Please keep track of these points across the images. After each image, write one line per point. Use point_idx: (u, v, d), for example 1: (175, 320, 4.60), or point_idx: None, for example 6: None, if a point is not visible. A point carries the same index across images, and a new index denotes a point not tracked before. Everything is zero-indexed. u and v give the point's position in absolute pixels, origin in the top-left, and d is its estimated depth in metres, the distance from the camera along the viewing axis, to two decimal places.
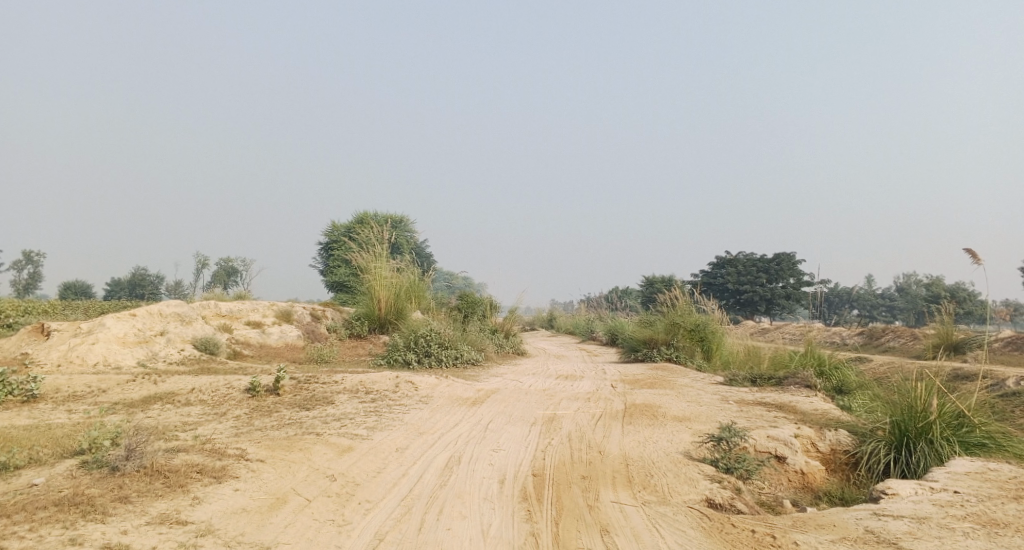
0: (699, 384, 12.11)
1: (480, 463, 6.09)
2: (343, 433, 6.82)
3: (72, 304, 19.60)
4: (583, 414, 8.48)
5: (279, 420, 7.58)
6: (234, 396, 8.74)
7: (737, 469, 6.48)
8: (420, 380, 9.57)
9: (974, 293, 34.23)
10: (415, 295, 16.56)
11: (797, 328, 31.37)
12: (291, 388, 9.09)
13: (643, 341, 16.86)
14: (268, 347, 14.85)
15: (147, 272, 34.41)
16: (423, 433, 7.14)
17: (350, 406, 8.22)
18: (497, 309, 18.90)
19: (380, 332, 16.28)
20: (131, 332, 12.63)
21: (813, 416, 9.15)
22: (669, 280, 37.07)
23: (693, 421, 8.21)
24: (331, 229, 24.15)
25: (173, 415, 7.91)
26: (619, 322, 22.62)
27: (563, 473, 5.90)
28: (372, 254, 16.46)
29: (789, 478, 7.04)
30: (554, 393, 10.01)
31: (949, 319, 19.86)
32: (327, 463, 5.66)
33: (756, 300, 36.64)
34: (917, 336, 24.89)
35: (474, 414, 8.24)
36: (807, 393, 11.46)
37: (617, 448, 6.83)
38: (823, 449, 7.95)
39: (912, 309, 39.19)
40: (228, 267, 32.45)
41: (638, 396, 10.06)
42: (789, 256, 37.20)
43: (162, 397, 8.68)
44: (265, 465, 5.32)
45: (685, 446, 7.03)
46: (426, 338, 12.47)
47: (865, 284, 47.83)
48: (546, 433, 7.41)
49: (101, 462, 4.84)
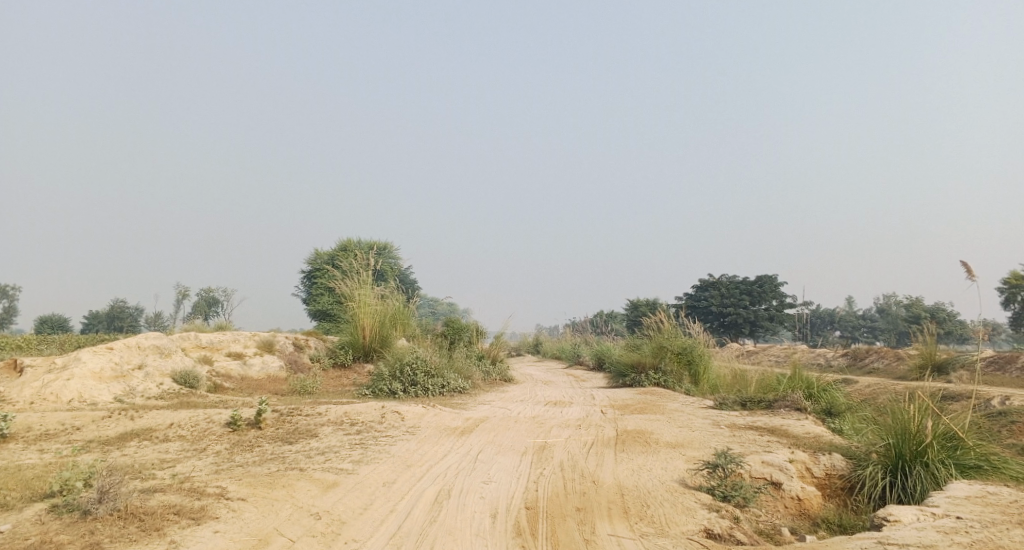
0: (689, 408, 11.98)
1: (471, 497, 5.89)
2: (328, 468, 6.59)
3: (47, 338, 19.13)
4: (574, 442, 8.30)
5: (261, 455, 7.33)
6: (214, 431, 8.47)
7: (733, 497, 6.33)
8: (406, 410, 9.36)
9: (954, 313, 34.55)
10: (399, 322, 16.36)
11: (782, 350, 31.42)
12: (273, 421, 8.83)
13: (630, 366, 16.72)
14: (250, 379, 14.53)
15: (125, 304, 33.82)
16: (411, 466, 6.93)
17: (335, 439, 7.99)
18: (483, 336, 18.71)
19: (364, 360, 16.03)
20: (108, 366, 12.28)
21: (805, 440, 9.04)
22: (653, 304, 37.07)
23: (687, 447, 8.07)
24: (314, 257, 23.90)
25: (150, 452, 7.63)
26: (606, 347, 22.50)
27: (558, 506, 5.71)
28: (356, 281, 16.27)
29: (785, 504, 6.90)
30: (544, 420, 9.83)
31: (931, 339, 19.96)
32: (312, 500, 5.44)
33: (740, 322, 36.72)
34: (901, 356, 25.00)
35: (463, 444, 8.03)
36: (797, 416, 11.36)
37: (611, 477, 6.66)
38: (818, 474, 7.83)
39: (893, 329, 39.49)
40: (209, 297, 31.98)
41: (629, 422, 9.90)
42: (771, 278, 37.43)
43: (139, 434, 8.38)
44: (247, 504, 5.09)
45: (679, 474, 6.88)
46: (412, 367, 12.25)
47: (846, 305, 48.21)
48: (538, 463, 7.22)
49: (72, 506, 4.59)
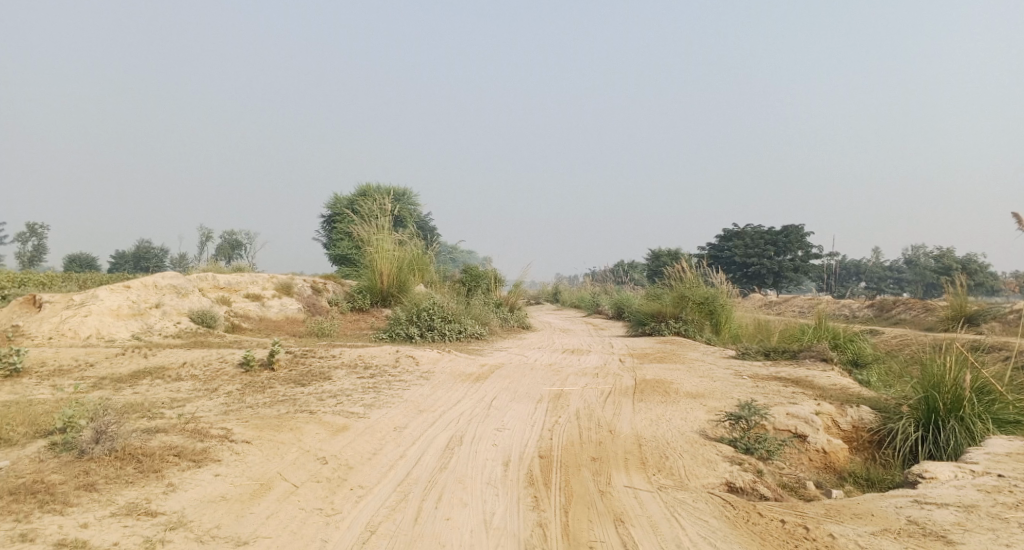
0: (710, 358, 11.71)
1: (483, 444, 5.70)
2: (338, 411, 6.43)
3: (71, 276, 19.27)
4: (591, 390, 8.08)
5: (272, 396, 7.20)
6: (226, 371, 8.38)
7: (757, 450, 6.09)
8: (421, 355, 9.19)
9: (986, 265, 33.56)
10: (418, 268, 16.15)
11: (805, 301, 30.88)
12: (286, 363, 8.71)
13: (651, 314, 16.43)
14: (268, 321, 14.49)
15: (151, 244, 34.00)
16: (424, 411, 6.75)
17: (347, 382, 7.84)
18: (502, 283, 18.46)
19: (382, 305, 15.91)
20: (125, 305, 12.26)
21: (832, 392, 8.74)
22: (676, 254, 36.50)
23: (708, 398, 7.80)
24: (334, 201, 23.65)
25: (162, 391, 7.54)
26: (626, 296, 22.17)
27: (573, 455, 5.50)
28: (375, 226, 16.01)
29: (810, 458, 6.65)
30: (561, 367, 9.62)
31: (963, 290, 19.33)
32: (319, 444, 5.27)
33: (763, 273, 36.13)
34: (929, 309, 24.38)
35: (478, 390, 7.85)
36: (822, 367, 11.03)
37: (628, 427, 6.44)
38: (845, 427, 7.56)
39: (920, 281, 38.63)
40: (232, 240, 32.04)
41: (649, 371, 9.65)
42: (798, 228, 36.55)
43: (151, 372, 8.32)
44: (252, 447, 4.94)
45: (700, 425, 6.63)
46: (429, 312, 12.05)
47: (873, 256, 47.17)
48: (554, 411, 7.02)
49: (70, 445, 4.46)
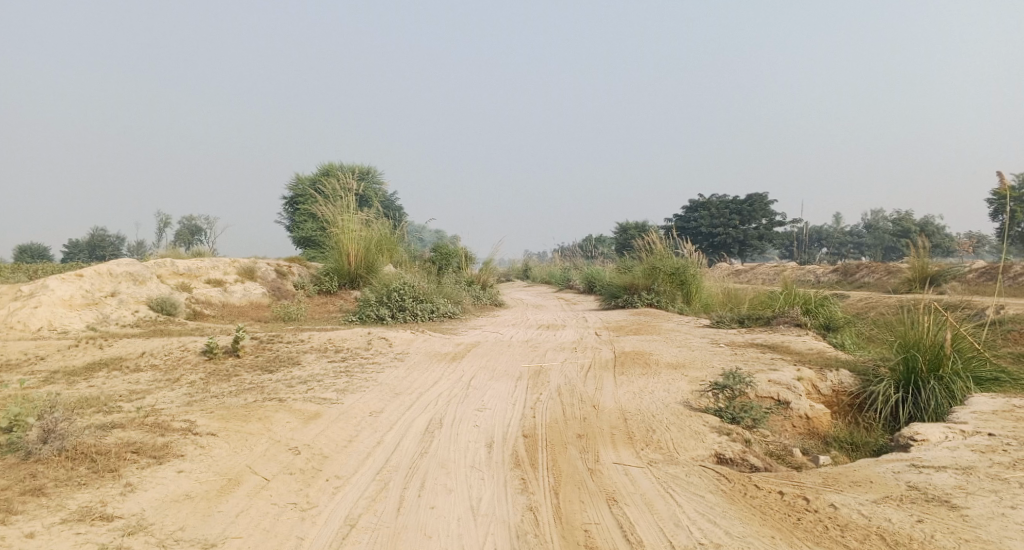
0: (685, 328, 11.64)
1: (464, 426, 5.47)
2: (309, 398, 6.12)
3: (19, 266, 18.41)
4: (570, 365, 7.90)
5: (238, 385, 6.86)
6: (189, 360, 7.99)
7: (743, 418, 5.96)
8: (393, 336, 8.90)
9: (943, 227, 34.25)
10: (386, 248, 15.80)
11: (771, 268, 31.20)
12: (252, 349, 8.36)
13: (623, 287, 16.31)
14: (232, 307, 14.01)
15: (106, 232, 32.80)
16: (399, 394, 6.49)
17: (318, 367, 7.53)
18: (472, 261, 18.18)
19: (350, 287, 15.53)
20: (78, 295, 11.68)
21: (810, 357, 8.71)
22: (643, 226, 36.54)
23: (689, 368, 7.68)
24: (296, 183, 23.01)
25: (120, 383, 7.14)
26: (596, 270, 22.05)
27: (558, 433, 5.30)
28: (339, 207, 15.56)
29: (794, 424, 6.57)
30: (538, 344, 9.42)
31: (925, 252, 19.65)
32: (291, 434, 4.98)
33: (729, 242, 36.42)
34: (891, 271, 24.78)
35: (454, 370, 7.62)
36: (796, 332, 11.03)
37: (612, 402, 6.27)
38: (825, 391, 7.52)
39: (880, 245, 39.36)
40: (191, 226, 31.12)
41: (626, 344, 9.51)
42: (762, 196, 36.81)
43: (108, 364, 7.89)
44: (218, 439, 4.63)
45: (684, 396, 6.50)
46: (399, 292, 11.74)
47: (835, 222, 47.85)
48: (534, 388, 6.82)
49: (16, 446, 4.10)
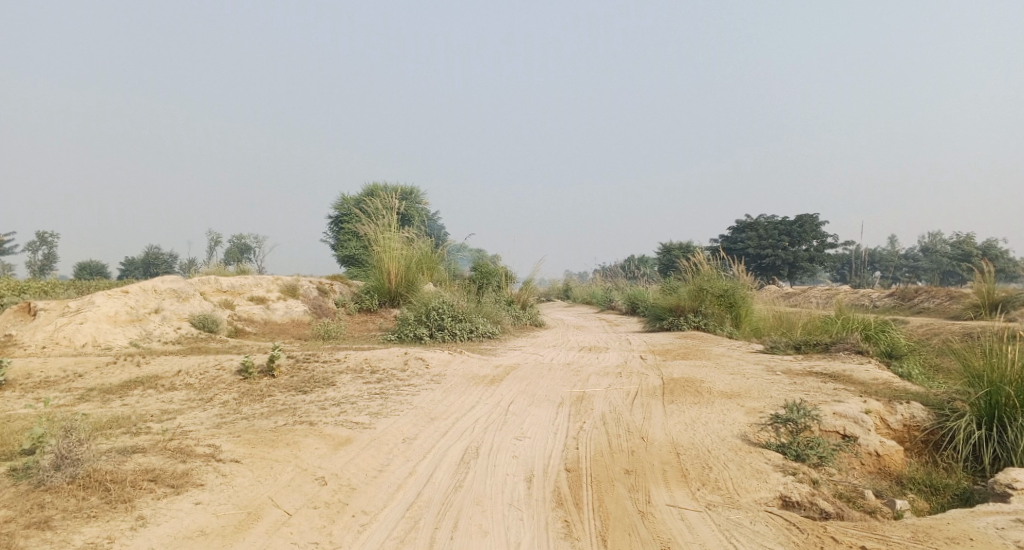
0: (736, 353, 11.06)
1: (502, 456, 5.10)
2: (341, 422, 5.82)
3: (72, 282, 18.82)
4: (616, 391, 7.46)
5: (270, 406, 6.63)
6: (224, 378, 7.82)
7: (809, 456, 5.45)
8: (431, 357, 8.60)
9: (1006, 250, 32.66)
10: (427, 267, 15.62)
11: (823, 291, 30.09)
12: (288, 368, 8.15)
13: (669, 309, 15.75)
14: (273, 324, 13.95)
15: (161, 250, 33.56)
16: (435, 419, 6.15)
17: (353, 388, 7.25)
18: (513, 281, 17.88)
19: (391, 306, 15.39)
20: (123, 311, 11.73)
21: (876, 387, 8.10)
22: (688, 247, 35.75)
23: (745, 397, 7.16)
24: (341, 202, 23.11)
25: (153, 403, 6.98)
26: (639, 291, 21.50)
27: (604, 468, 4.89)
28: (381, 225, 15.49)
29: (862, 461, 6.01)
30: (581, 367, 8.99)
31: (990, 276, 18.63)
32: (318, 461, 4.68)
33: (778, 264, 35.36)
34: (953, 296, 23.55)
35: (493, 394, 7.26)
36: (856, 360, 10.34)
37: (662, 433, 5.81)
38: (895, 426, 6.92)
39: (938, 268, 37.77)
40: (241, 244, 31.63)
41: (675, 369, 9.01)
42: (812, 217, 35.70)
43: (143, 382, 7.77)
44: (241, 467, 4.35)
45: (741, 428, 6.01)
46: (438, 311, 11.48)
47: (889, 244, 46.14)
48: (577, 416, 6.40)
49: (29, 471, 3.89)
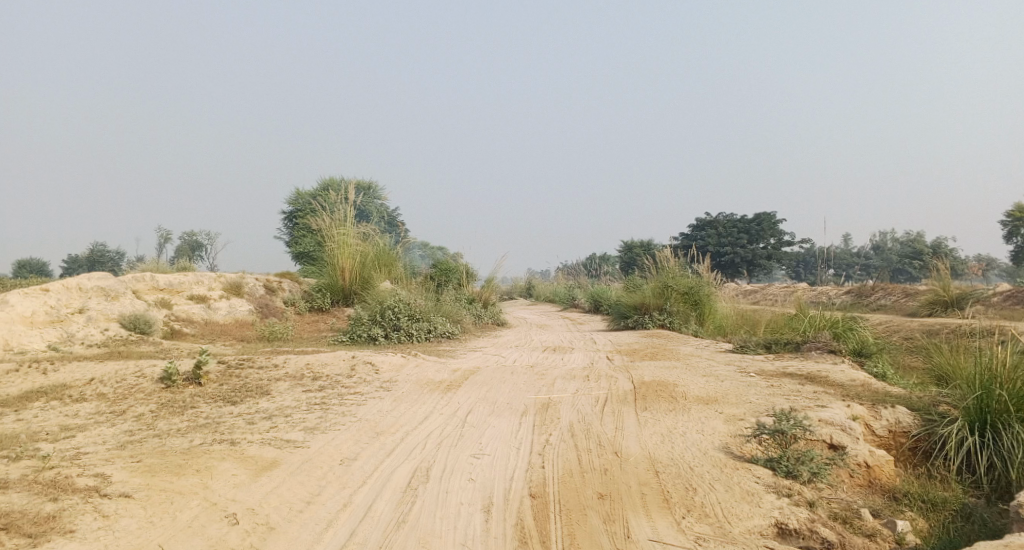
0: (706, 353, 10.51)
1: (457, 480, 4.38)
2: (269, 440, 5.01)
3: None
4: (584, 398, 6.77)
5: (191, 421, 5.76)
6: (143, 388, 6.91)
7: (801, 472, 4.83)
8: (381, 360, 7.80)
9: (955, 249, 33.15)
10: (383, 264, 14.79)
11: (781, 289, 30.06)
12: (218, 375, 7.26)
13: (633, 307, 15.12)
14: (215, 325, 12.93)
15: (106, 248, 31.77)
16: (381, 434, 5.38)
17: (289, 398, 6.42)
18: (473, 278, 17.09)
19: (344, 304, 14.52)
20: (41, 311, 10.62)
21: (856, 389, 7.61)
22: (649, 245, 35.46)
23: (724, 403, 6.57)
24: (295, 198, 22.05)
25: (54, 417, 6.03)
26: (602, 288, 20.94)
27: (573, 493, 4.22)
28: (335, 219, 14.61)
29: (854, 474, 5.44)
30: (545, 370, 8.29)
31: (946, 273, 18.62)
32: (232, 493, 3.89)
33: (737, 262, 35.29)
34: (910, 293, 23.64)
35: (449, 402, 6.51)
36: (830, 360, 9.86)
37: (637, 447, 5.16)
38: (880, 432, 6.40)
39: (889, 266, 38.22)
40: (192, 241, 30.15)
41: (645, 371, 8.37)
42: (770, 215, 35.81)
43: (49, 392, 6.81)
44: (131, 503, 3.54)
45: (723, 440, 5.41)
46: (393, 310, 10.70)
47: (842, 242, 46.63)
48: (542, 427, 5.71)
49: None
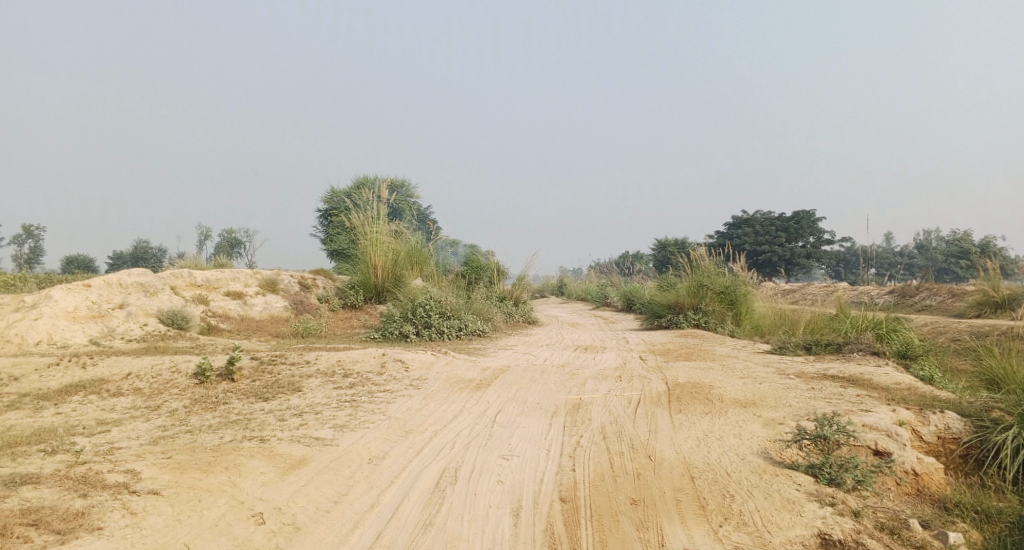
0: (743, 354, 10.27)
1: (486, 481, 4.30)
2: (298, 438, 4.99)
3: (42, 275, 17.74)
4: (617, 399, 6.63)
5: (222, 416, 5.78)
6: (177, 383, 6.97)
7: (845, 479, 4.64)
8: (412, 358, 7.76)
9: (1004, 249, 32.02)
10: (416, 261, 14.79)
11: (820, 288, 29.39)
12: (250, 372, 7.29)
13: (667, 306, 14.88)
14: (250, 321, 13.07)
15: (149, 244, 32.52)
16: (410, 433, 5.33)
17: (320, 395, 6.41)
18: (506, 276, 17.01)
19: (377, 301, 14.56)
20: (83, 306, 10.85)
21: (900, 393, 7.32)
22: (684, 243, 34.98)
23: (761, 406, 6.36)
24: (330, 196, 22.25)
25: (90, 412, 6.11)
26: (635, 287, 20.69)
27: (605, 498, 4.10)
28: (368, 217, 14.66)
29: (901, 483, 5.20)
30: (577, 369, 8.16)
31: (995, 273, 17.96)
32: (260, 491, 3.85)
33: (774, 261, 34.60)
34: (956, 294, 22.88)
35: (479, 401, 6.43)
36: (872, 363, 9.54)
37: (671, 450, 5.01)
38: (928, 439, 6.13)
39: (933, 266, 37.11)
40: (231, 239, 30.66)
41: (680, 372, 8.18)
42: (809, 213, 35.05)
43: (87, 386, 6.91)
44: (159, 501, 3.53)
45: (762, 444, 5.23)
46: (425, 307, 10.67)
47: (884, 241, 45.44)
48: (573, 428, 5.59)
49: None
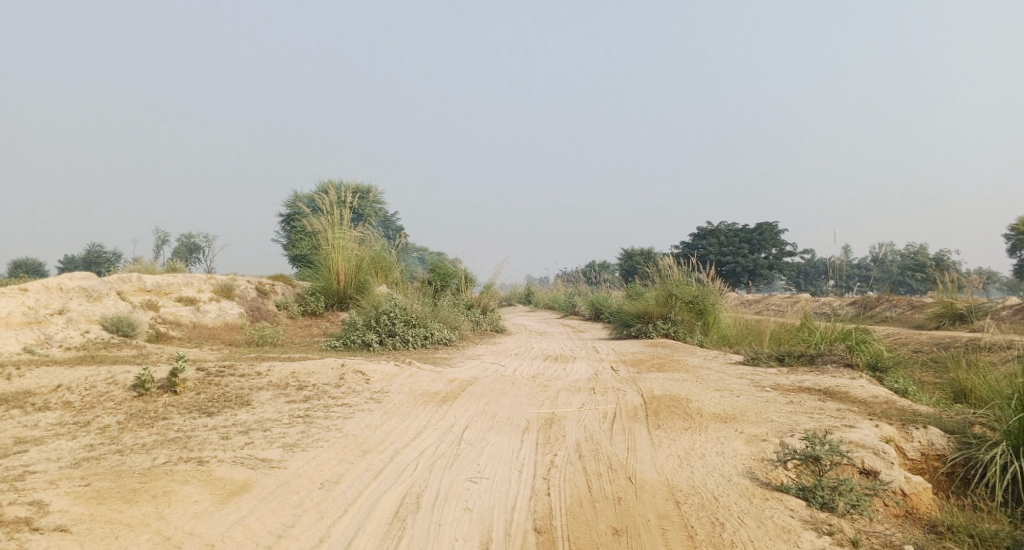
0: (715, 365, 9.99)
1: (452, 509, 3.86)
2: (242, 459, 4.47)
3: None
4: (591, 413, 6.23)
5: (160, 434, 5.23)
6: (113, 396, 6.37)
7: (838, 503, 4.32)
8: (373, 369, 7.26)
9: (957, 263, 32.73)
10: (380, 267, 14.28)
11: (783, 298, 29.54)
12: (195, 383, 6.71)
13: (636, 316, 14.60)
14: (203, 328, 12.37)
15: (102, 249, 31.26)
16: (368, 452, 4.85)
17: (271, 410, 5.88)
18: (473, 284, 16.57)
19: (339, 309, 14.00)
20: (18, 311, 10.07)
21: (880, 407, 7.08)
22: (650, 254, 34.96)
23: (743, 422, 6.04)
24: (292, 200, 21.55)
25: (10, 429, 5.50)
26: (602, 296, 20.42)
27: (583, 528, 3.70)
28: (330, 221, 14.13)
29: (892, 505, 4.90)
30: (548, 381, 7.75)
31: (953, 285, 18.15)
32: (191, 525, 3.36)
33: (738, 271, 34.78)
34: (915, 306, 23.15)
35: (444, 416, 5.97)
36: (846, 374, 9.33)
37: (653, 471, 4.63)
38: (912, 455, 5.88)
39: (890, 278, 37.74)
40: (190, 244, 29.68)
41: (655, 384, 7.83)
42: (772, 225, 35.31)
43: (11, 400, 6.26)
44: (66, 541, 3.05)
45: (748, 464, 4.88)
46: (389, 315, 10.17)
47: (841, 254, 46.20)
48: (547, 446, 5.17)
49: None
